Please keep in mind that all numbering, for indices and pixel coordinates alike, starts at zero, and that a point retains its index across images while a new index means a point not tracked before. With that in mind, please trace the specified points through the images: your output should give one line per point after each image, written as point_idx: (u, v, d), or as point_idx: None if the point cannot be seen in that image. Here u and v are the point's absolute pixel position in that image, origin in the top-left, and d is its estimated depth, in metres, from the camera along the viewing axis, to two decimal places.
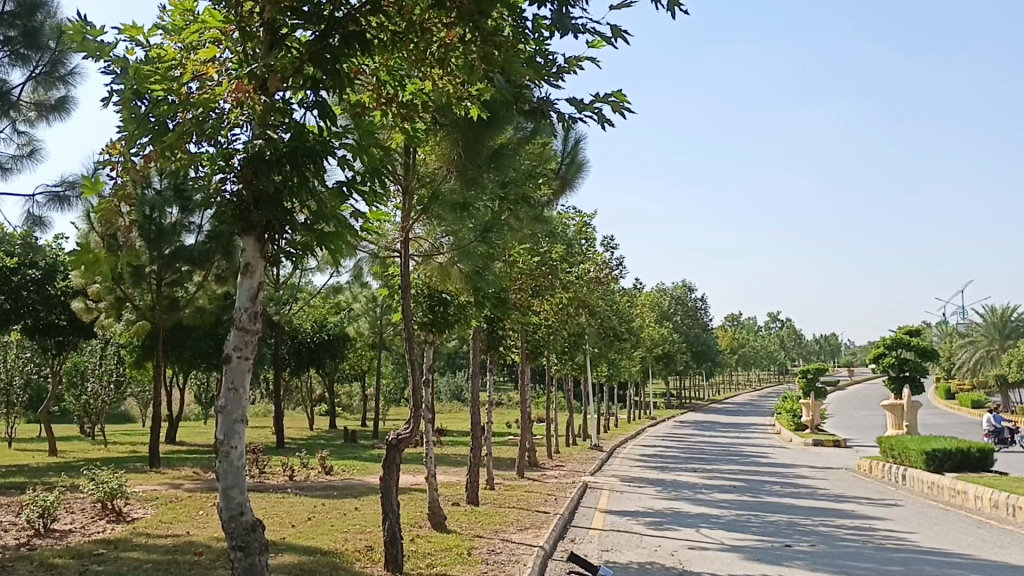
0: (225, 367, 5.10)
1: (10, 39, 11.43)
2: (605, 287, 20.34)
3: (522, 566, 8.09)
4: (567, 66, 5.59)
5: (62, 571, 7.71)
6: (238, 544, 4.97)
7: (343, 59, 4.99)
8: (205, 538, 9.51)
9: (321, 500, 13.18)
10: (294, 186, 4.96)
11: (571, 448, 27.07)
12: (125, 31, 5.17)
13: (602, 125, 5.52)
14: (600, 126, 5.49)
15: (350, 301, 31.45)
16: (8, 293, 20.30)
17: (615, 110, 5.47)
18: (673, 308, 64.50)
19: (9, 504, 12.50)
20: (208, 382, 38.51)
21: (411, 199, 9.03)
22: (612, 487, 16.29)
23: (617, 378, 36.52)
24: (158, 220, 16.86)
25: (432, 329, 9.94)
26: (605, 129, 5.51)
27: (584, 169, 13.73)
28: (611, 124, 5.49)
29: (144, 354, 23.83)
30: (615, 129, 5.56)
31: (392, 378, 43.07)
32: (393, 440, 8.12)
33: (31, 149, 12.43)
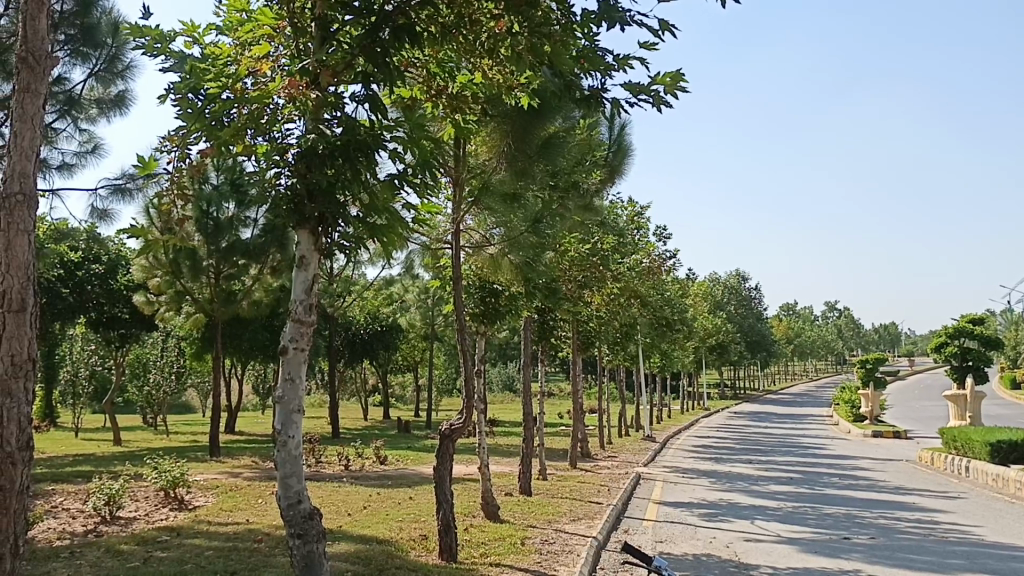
0: (281, 358, 5.20)
1: (71, 37, 11.74)
2: (658, 277, 20.20)
3: (574, 556, 8.10)
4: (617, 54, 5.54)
5: (128, 557, 7.95)
6: (296, 532, 5.06)
7: (393, 52, 5.00)
8: (264, 525, 9.71)
9: (376, 489, 13.38)
10: (346, 180, 5.03)
11: (623, 438, 27.00)
12: (182, 29, 5.27)
13: (657, 108, 5.46)
14: (655, 109, 5.43)
15: (402, 293, 31.74)
16: (74, 287, 20.92)
17: (668, 91, 5.42)
18: (726, 298, 63.76)
19: (76, 491, 12.93)
20: (266, 373, 39.28)
21: (461, 190, 8.95)
22: (664, 478, 16.21)
23: (670, 369, 36.24)
24: (214, 215, 17.20)
25: (483, 320, 10.02)
26: (660, 112, 5.47)
27: (631, 154, 13.63)
28: (667, 106, 5.43)
29: (204, 346, 24.37)
30: (670, 110, 5.50)
31: (444, 369, 43.36)
32: (445, 430, 8.16)
33: (93, 146, 12.77)
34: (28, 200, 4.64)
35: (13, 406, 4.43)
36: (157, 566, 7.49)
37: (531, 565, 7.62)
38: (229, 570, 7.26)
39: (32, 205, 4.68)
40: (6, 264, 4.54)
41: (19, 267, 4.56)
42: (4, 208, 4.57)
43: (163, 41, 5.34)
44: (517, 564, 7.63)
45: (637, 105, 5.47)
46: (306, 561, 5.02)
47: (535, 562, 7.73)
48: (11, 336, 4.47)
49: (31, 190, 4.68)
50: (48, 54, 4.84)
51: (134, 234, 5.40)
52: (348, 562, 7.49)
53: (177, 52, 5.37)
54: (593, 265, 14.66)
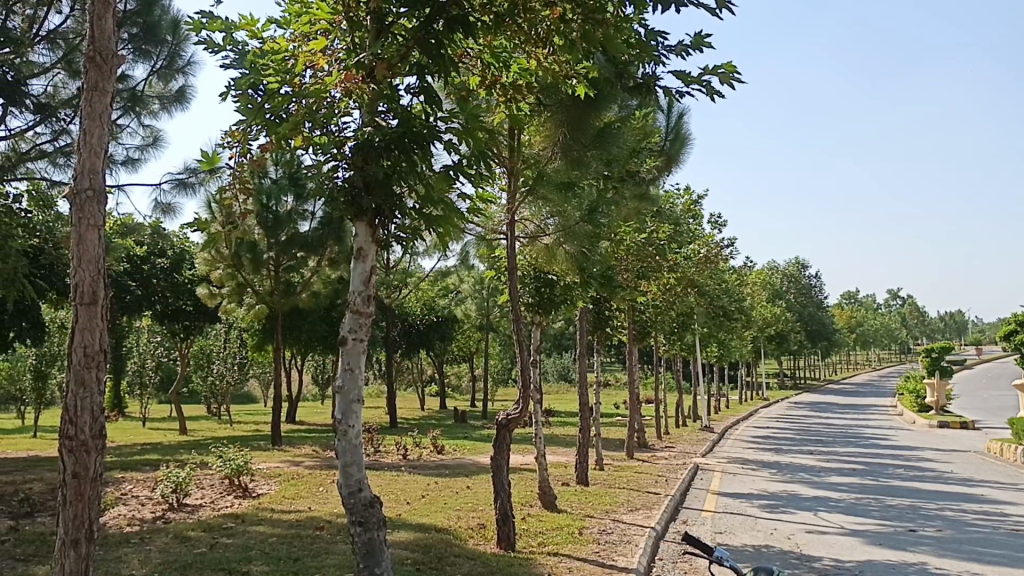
0: (341, 349, 5.28)
1: (134, 36, 12.04)
2: (715, 265, 19.97)
3: (632, 546, 8.06)
4: (671, 47, 5.46)
5: (195, 543, 8.16)
6: (357, 520, 5.13)
7: (447, 43, 5.06)
8: (325, 513, 9.87)
9: (434, 478, 13.52)
10: (402, 171, 5.11)
11: (679, 429, 26.77)
12: (241, 24, 5.35)
13: (710, 98, 5.39)
14: (709, 98, 5.35)
15: (457, 284, 31.94)
16: (140, 281, 21.51)
17: (724, 79, 5.32)
18: (785, 286, 62.77)
19: (146, 479, 13.33)
20: (325, 364, 39.88)
21: (516, 180, 8.83)
22: (723, 468, 16.04)
23: (728, 358, 35.81)
24: (274, 209, 17.45)
25: (538, 310, 9.98)
26: (712, 101, 5.39)
27: (689, 143, 13.46)
28: (721, 96, 5.35)
29: (264, 337, 24.86)
30: (724, 100, 5.43)
31: (500, 360, 43.55)
32: (502, 420, 8.16)
33: (155, 140, 13.09)
34: (99, 195, 4.58)
35: (87, 396, 4.38)
36: (223, 552, 7.68)
37: (588, 554, 7.61)
38: (291, 556, 7.41)
39: (102, 200, 4.61)
40: (79, 259, 4.48)
41: (91, 261, 4.49)
42: (74, 204, 4.52)
43: (225, 35, 5.43)
44: (575, 554, 7.63)
45: (689, 94, 5.41)
46: (368, 548, 5.09)
47: (592, 552, 7.71)
48: (83, 329, 4.41)
49: (101, 185, 4.61)
50: (115, 53, 4.76)
51: (197, 227, 5.54)
52: (408, 549, 7.59)
53: (236, 46, 5.46)
54: (650, 255, 14.57)
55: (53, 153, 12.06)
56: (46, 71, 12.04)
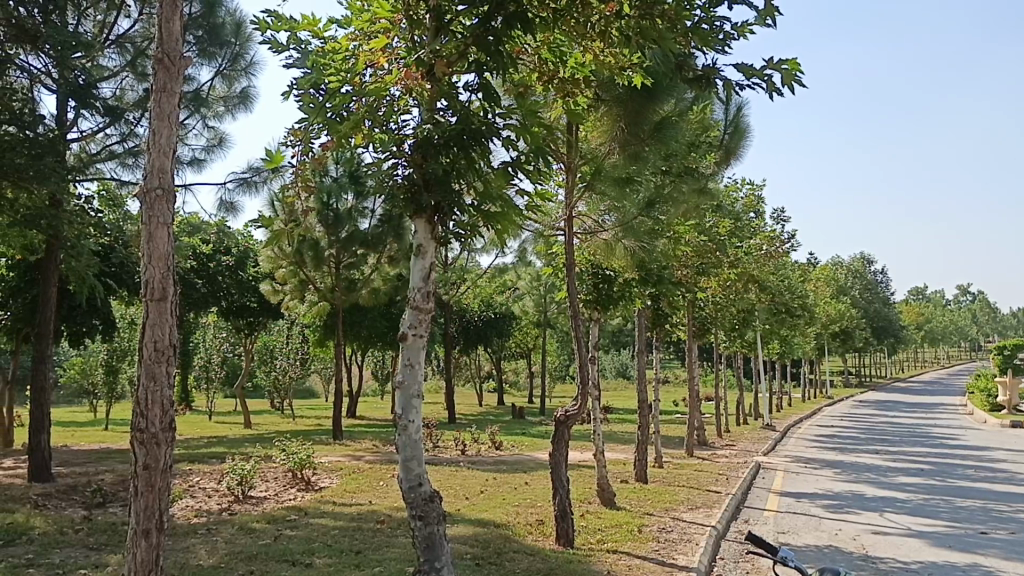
0: (401, 344, 5.34)
1: (198, 38, 12.33)
2: (776, 261, 19.68)
3: (692, 545, 7.98)
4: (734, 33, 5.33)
5: (259, 534, 8.33)
6: (418, 514, 5.17)
7: (506, 41, 5.05)
8: (386, 506, 9.99)
9: (493, 473, 13.58)
10: (461, 168, 5.15)
11: (740, 427, 26.39)
12: (303, 24, 5.42)
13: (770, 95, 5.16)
14: (768, 95, 5.11)
15: (515, 280, 32.01)
16: (206, 278, 22.05)
17: (786, 79, 5.08)
18: (850, 282, 61.41)
19: (213, 471, 13.66)
20: (384, 359, 40.38)
21: (574, 176, 8.79)
22: (785, 467, 15.77)
23: (790, 355, 35.17)
24: (334, 206, 17.69)
25: (596, 306, 9.98)
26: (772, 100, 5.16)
27: (748, 135, 13.25)
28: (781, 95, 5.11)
29: (326, 333, 25.28)
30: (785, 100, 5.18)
31: (558, 356, 43.48)
32: (560, 417, 8.11)
33: (219, 142, 13.36)
34: (168, 193, 4.68)
35: (157, 389, 4.47)
36: (286, 543, 7.82)
37: (648, 552, 7.56)
38: (354, 549, 7.52)
39: (172, 198, 4.71)
40: (148, 257, 4.58)
41: (161, 258, 4.59)
42: (145, 202, 4.63)
43: (288, 35, 5.50)
44: (634, 552, 7.58)
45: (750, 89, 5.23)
46: (428, 542, 5.13)
47: (652, 550, 7.65)
48: (153, 324, 4.51)
49: (170, 185, 4.71)
50: (183, 56, 4.84)
51: (261, 225, 5.66)
52: (468, 544, 7.63)
53: (300, 46, 5.53)
54: (710, 250, 14.41)
55: (122, 154, 12.41)
56: (116, 74, 12.43)
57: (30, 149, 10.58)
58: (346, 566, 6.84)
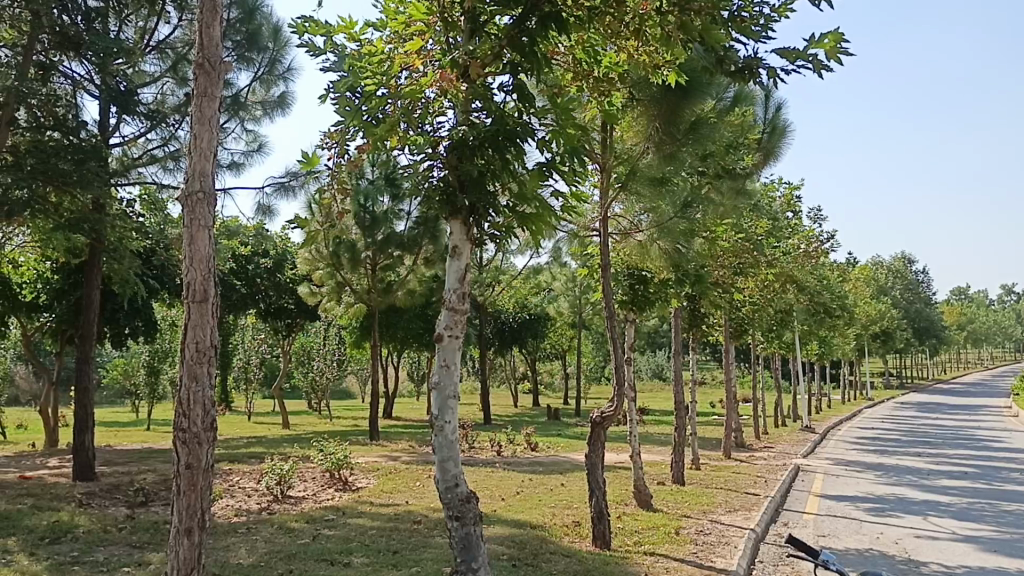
0: (437, 345, 5.36)
1: (237, 43, 12.50)
2: (815, 261, 19.47)
3: (730, 548, 7.90)
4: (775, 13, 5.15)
5: (298, 534, 8.42)
6: (454, 514, 5.18)
7: (540, 41, 5.04)
8: (422, 507, 10.03)
9: (529, 475, 13.58)
10: (496, 169, 5.17)
11: (779, 429, 26.12)
12: (340, 28, 5.46)
13: (817, 74, 5.00)
14: (816, 76, 4.96)
15: (550, 282, 32.00)
16: (245, 280, 22.33)
17: (830, 54, 4.94)
18: (890, 282, 60.55)
19: (252, 471, 13.82)
20: (420, 360, 40.59)
21: (608, 177, 8.68)
22: (825, 470, 15.57)
23: (830, 356, 34.73)
24: (370, 209, 17.82)
25: (633, 309, 9.79)
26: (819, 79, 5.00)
27: (787, 135, 13.12)
28: (829, 72, 4.96)
29: (363, 335, 25.46)
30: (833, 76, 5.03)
31: (593, 358, 43.40)
32: (596, 417, 8.05)
33: (258, 145, 13.52)
34: (209, 197, 4.74)
35: (198, 390, 4.52)
36: (325, 543, 7.89)
37: (686, 555, 7.51)
38: (391, 549, 7.56)
39: (213, 202, 4.77)
40: (190, 259, 4.64)
41: (202, 261, 4.65)
42: (186, 205, 4.69)
43: (325, 39, 5.56)
44: (672, 554, 7.53)
45: (794, 73, 5.04)
46: (465, 543, 5.13)
47: (690, 552, 7.60)
48: (195, 326, 4.57)
49: (211, 188, 4.77)
50: (222, 61, 4.90)
51: (297, 227, 5.72)
52: (505, 545, 7.64)
53: (336, 50, 5.58)
54: (747, 251, 14.27)
55: (163, 158, 12.62)
56: (157, 79, 12.64)
57: (73, 155, 10.78)
58: (383, 566, 6.88)
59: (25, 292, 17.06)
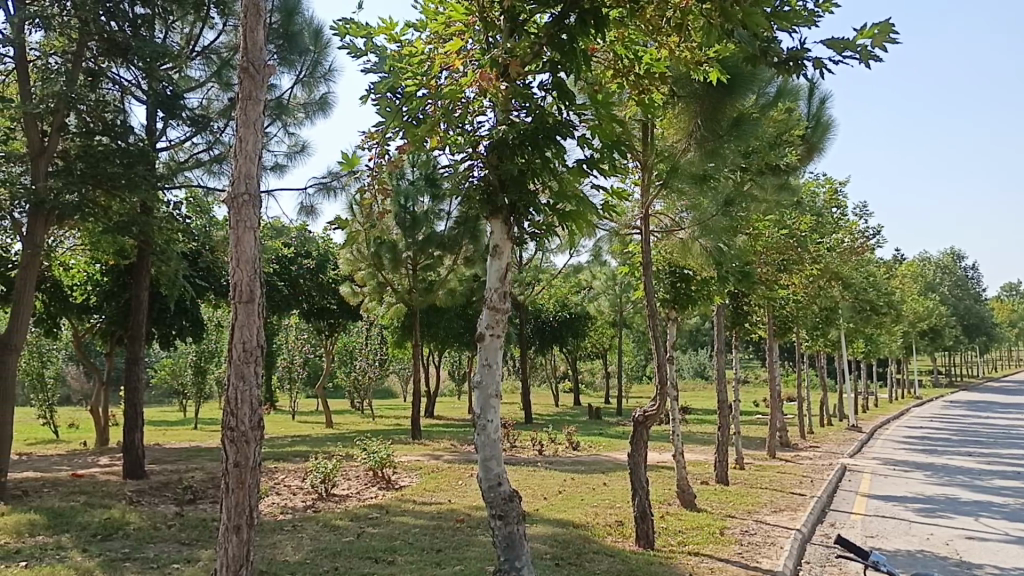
0: (478, 345, 5.37)
1: (278, 47, 12.56)
2: (860, 257, 19.16)
3: (777, 548, 7.80)
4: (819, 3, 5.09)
5: (342, 532, 8.48)
6: (498, 513, 5.19)
7: (580, 38, 5.02)
8: (465, 506, 10.04)
9: (571, 474, 13.54)
10: (536, 168, 5.18)
11: (824, 428, 25.74)
12: (381, 29, 5.50)
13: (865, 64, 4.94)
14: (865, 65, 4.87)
15: (590, 280, 31.88)
16: (288, 281, 22.58)
17: (877, 45, 4.86)
18: (939, 279, 59.30)
19: (297, 470, 13.97)
20: (461, 359, 40.71)
21: (649, 175, 8.57)
22: (873, 470, 15.32)
23: (876, 354, 34.10)
24: (411, 209, 17.93)
25: (674, 306, 9.89)
26: (868, 67, 4.92)
27: (832, 130, 12.93)
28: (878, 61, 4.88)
29: (404, 334, 25.60)
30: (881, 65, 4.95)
31: (633, 357, 43.17)
32: (639, 416, 7.96)
33: (301, 148, 13.68)
34: (254, 199, 4.79)
35: (245, 389, 4.57)
36: (369, 541, 7.94)
37: (731, 555, 7.44)
38: (434, 547, 7.59)
39: (258, 204, 4.83)
40: (236, 261, 4.70)
41: (247, 262, 4.70)
42: (232, 208, 4.76)
43: (366, 40, 5.60)
44: (717, 554, 7.47)
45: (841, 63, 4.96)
46: (508, 542, 5.13)
47: (735, 553, 7.53)
48: (242, 326, 4.63)
49: (256, 190, 4.82)
50: (266, 64, 4.95)
51: (338, 227, 5.76)
52: (547, 544, 7.63)
53: (377, 51, 5.61)
54: (791, 247, 14.09)
55: (208, 161, 12.82)
56: (202, 84, 12.84)
57: (122, 159, 10.96)
58: (426, 565, 6.90)
59: (75, 295, 17.36)
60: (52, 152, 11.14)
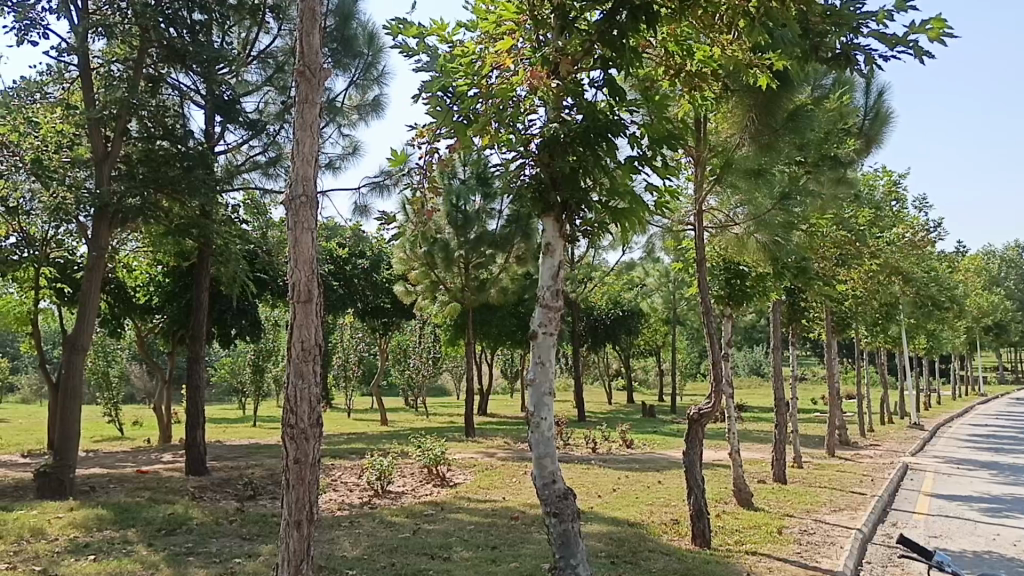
0: (532, 342, 5.38)
1: (333, 51, 12.81)
2: (922, 251, 18.70)
3: (837, 548, 7.67)
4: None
5: (399, 528, 8.55)
6: (553, 511, 5.19)
7: (631, 35, 4.98)
8: (519, 503, 10.07)
9: (625, 472, 13.47)
10: (588, 165, 5.19)
11: (885, 426, 25.18)
12: (433, 29, 5.53)
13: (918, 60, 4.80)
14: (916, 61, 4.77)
15: (643, 277, 31.66)
16: (343, 281, 22.86)
17: (932, 39, 4.71)
18: (1005, 273, 57.58)
19: (353, 467, 14.16)
20: (513, 357, 40.79)
21: (703, 169, 8.51)
22: (935, 468, 14.93)
23: (939, 349, 33.24)
24: (463, 208, 18.01)
25: (729, 302, 9.73)
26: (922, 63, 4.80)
27: (891, 122, 12.64)
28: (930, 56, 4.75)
29: (457, 332, 25.76)
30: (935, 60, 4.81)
31: (687, 354, 42.78)
32: (693, 414, 7.85)
33: (354, 148, 13.85)
34: (312, 201, 4.87)
35: (305, 387, 4.63)
36: (425, 537, 8.02)
37: (790, 555, 7.34)
38: (490, 544, 7.63)
39: (315, 205, 4.90)
40: (295, 261, 4.78)
41: (306, 262, 4.78)
42: (290, 209, 4.84)
43: (418, 41, 5.64)
44: (775, 554, 7.38)
45: (894, 59, 4.85)
46: (563, 539, 5.13)
47: (794, 552, 7.42)
48: (300, 325, 4.70)
49: (313, 192, 4.90)
50: (321, 67, 5.00)
51: (390, 226, 5.80)
52: (602, 542, 7.62)
53: (428, 51, 5.64)
54: (849, 242, 13.81)
55: (265, 163, 13.05)
56: (259, 88, 13.11)
57: (182, 162, 11.35)
58: (482, 562, 6.94)
59: (138, 296, 17.75)
60: (113, 157, 11.33)
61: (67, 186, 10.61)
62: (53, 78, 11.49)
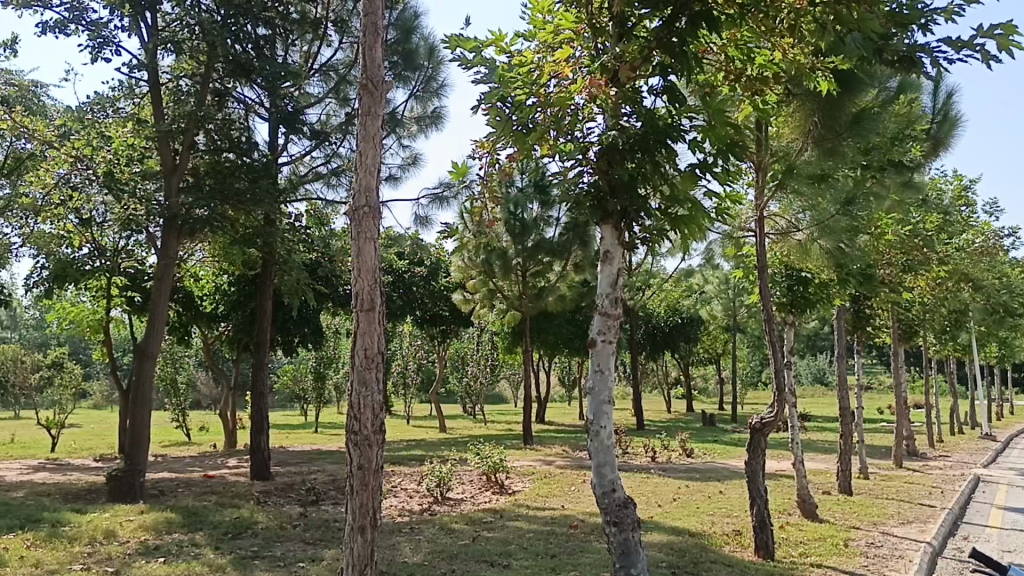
0: (591, 350, 5.39)
1: (394, 64, 13.02)
2: (993, 257, 18.13)
3: (905, 562, 7.47)
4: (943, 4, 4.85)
5: (458, 535, 8.62)
6: (612, 520, 5.17)
7: (691, 41, 4.96)
8: (578, 511, 10.05)
9: (686, 481, 13.33)
10: (646, 172, 5.17)
11: (955, 437, 24.40)
12: (491, 40, 5.59)
13: (986, 65, 4.73)
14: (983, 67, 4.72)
15: (702, 284, 31.29)
16: (402, 289, 23.10)
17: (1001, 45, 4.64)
18: None
19: (413, 472, 14.29)
20: (571, 365, 40.66)
21: (765, 175, 8.50)
22: (1008, 480, 14.45)
23: (1013, 357, 32.05)
24: (521, 215, 18.09)
25: (793, 309, 9.56)
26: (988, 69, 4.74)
27: (959, 124, 12.34)
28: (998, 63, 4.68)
29: (515, 339, 25.80)
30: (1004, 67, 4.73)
31: (748, 363, 42.08)
32: (755, 423, 7.75)
33: (414, 160, 14.00)
34: (374, 211, 4.95)
35: (368, 394, 4.71)
36: (484, 544, 8.06)
37: (857, 568, 7.18)
38: (549, 552, 7.63)
39: (378, 215, 4.98)
40: (358, 271, 4.87)
41: (368, 271, 4.86)
42: (354, 219, 4.93)
43: (476, 53, 5.70)
44: (842, 566, 7.23)
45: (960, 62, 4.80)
46: (624, 548, 5.10)
47: (861, 565, 7.27)
48: (363, 333, 4.77)
49: (376, 203, 4.97)
50: (384, 80, 5.08)
51: (449, 236, 5.86)
52: (663, 552, 7.55)
53: (486, 62, 5.70)
54: (916, 247, 13.48)
55: (327, 174, 13.28)
56: (321, 100, 13.33)
57: (247, 174, 11.63)
58: (542, 569, 6.95)
59: (205, 304, 18.23)
60: (181, 169, 11.61)
61: (137, 198, 11.00)
62: (124, 94, 11.86)
